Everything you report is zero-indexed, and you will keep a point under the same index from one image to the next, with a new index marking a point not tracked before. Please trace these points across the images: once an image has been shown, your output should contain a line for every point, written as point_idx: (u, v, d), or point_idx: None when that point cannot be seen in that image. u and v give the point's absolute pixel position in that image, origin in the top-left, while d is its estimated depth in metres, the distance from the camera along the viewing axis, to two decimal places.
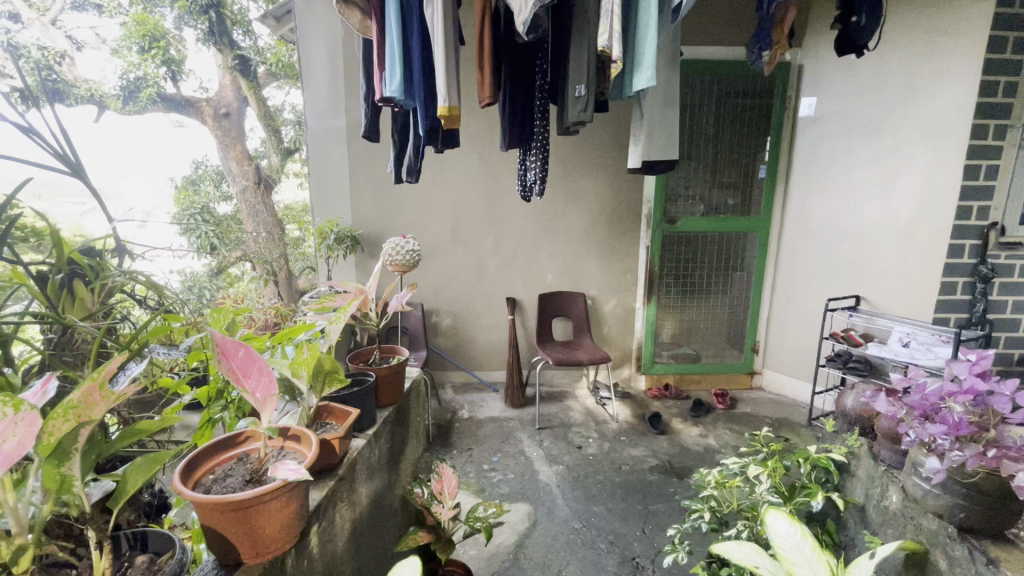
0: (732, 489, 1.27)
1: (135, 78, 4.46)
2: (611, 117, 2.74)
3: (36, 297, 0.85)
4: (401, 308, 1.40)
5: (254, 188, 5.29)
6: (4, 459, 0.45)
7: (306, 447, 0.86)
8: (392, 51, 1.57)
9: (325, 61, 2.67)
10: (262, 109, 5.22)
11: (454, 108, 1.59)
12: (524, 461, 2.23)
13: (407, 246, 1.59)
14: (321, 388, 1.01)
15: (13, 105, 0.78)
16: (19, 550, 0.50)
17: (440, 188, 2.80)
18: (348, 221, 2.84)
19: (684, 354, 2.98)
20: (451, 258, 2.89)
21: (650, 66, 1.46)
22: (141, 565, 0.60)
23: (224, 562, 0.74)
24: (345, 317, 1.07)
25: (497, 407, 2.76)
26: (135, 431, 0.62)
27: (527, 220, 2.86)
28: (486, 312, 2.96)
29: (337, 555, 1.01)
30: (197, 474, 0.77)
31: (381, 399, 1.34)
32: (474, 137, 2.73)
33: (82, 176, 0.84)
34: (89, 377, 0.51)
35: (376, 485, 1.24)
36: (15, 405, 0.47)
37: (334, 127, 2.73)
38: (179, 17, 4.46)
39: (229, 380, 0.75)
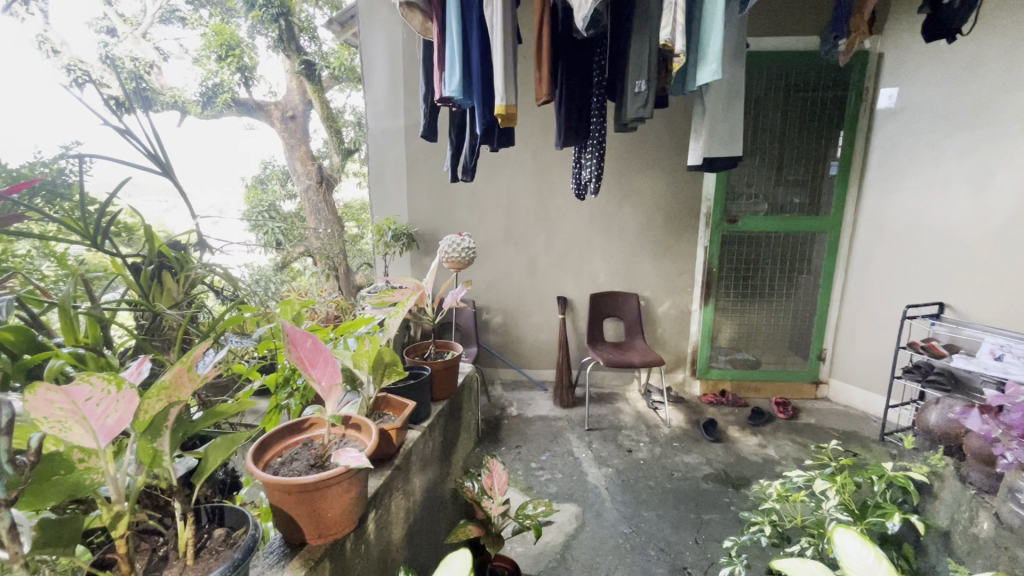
0: (795, 503, 1.21)
1: (213, 85, 4.73)
2: (670, 113, 2.66)
3: (130, 285, 0.92)
4: (456, 305, 1.42)
5: (317, 187, 5.55)
6: (108, 431, 0.50)
7: (366, 435, 0.89)
8: (452, 51, 1.58)
9: (385, 62, 2.76)
10: (326, 111, 5.39)
11: (512, 107, 1.58)
12: (572, 462, 2.21)
13: (463, 244, 1.61)
14: (381, 379, 1.04)
15: (111, 112, 0.85)
16: (117, 516, 0.54)
17: (494, 187, 2.83)
18: (404, 218, 2.93)
19: (742, 359, 2.86)
20: (503, 256, 2.92)
21: (715, 59, 1.41)
22: (219, 538, 0.64)
23: (290, 541, 0.78)
24: (403, 312, 1.11)
25: (546, 406, 2.76)
26: (215, 412, 0.67)
27: (581, 218, 2.83)
28: (537, 310, 2.96)
29: (392, 542, 1.04)
30: (267, 456, 0.81)
31: (435, 392, 1.37)
32: (528, 136, 2.73)
33: (171, 175, 0.92)
34: (179, 360, 0.55)
35: (429, 477, 1.27)
36: (119, 384, 0.49)
37: (393, 127, 2.83)
38: (252, 26, 4.70)
39: (297, 367, 0.79)
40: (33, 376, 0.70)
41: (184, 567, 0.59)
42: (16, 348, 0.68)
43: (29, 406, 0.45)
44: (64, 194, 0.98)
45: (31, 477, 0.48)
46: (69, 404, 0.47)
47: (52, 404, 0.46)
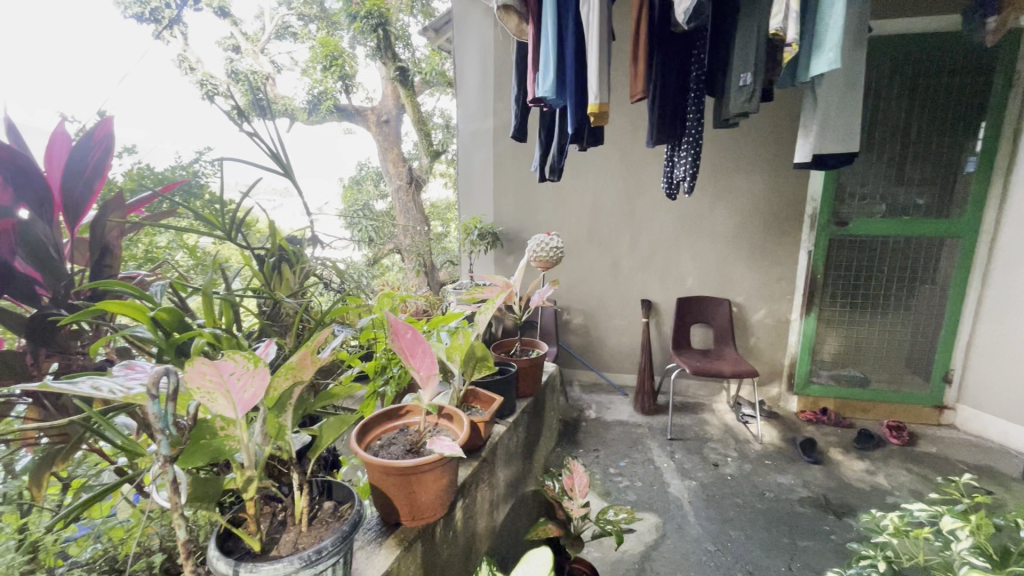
0: (917, 539, 1.07)
1: (318, 93, 5.08)
2: (773, 108, 2.48)
3: (255, 275, 1.02)
4: (542, 304, 1.43)
5: (406, 187, 5.83)
6: (246, 403, 0.57)
7: (457, 426, 0.92)
8: (548, 51, 1.59)
9: (477, 65, 2.85)
10: (417, 114, 5.50)
11: (605, 105, 1.56)
12: (653, 471, 2.14)
13: (551, 243, 1.62)
14: (472, 372, 1.08)
15: (235, 121, 0.96)
16: (248, 480, 0.60)
17: (580, 187, 2.81)
18: (490, 218, 3.00)
19: (848, 376, 2.60)
20: (586, 257, 2.89)
21: (833, 46, 1.29)
22: (328, 510, 0.69)
23: (387, 521, 0.83)
24: (493, 308, 1.14)
25: (626, 411, 2.69)
26: (330, 394, 0.73)
27: (669, 220, 2.72)
28: (619, 313, 2.90)
29: (476, 532, 1.07)
30: (368, 438, 0.87)
31: (521, 389, 1.39)
32: (617, 135, 2.69)
33: (290, 175, 1.02)
34: (305, 344, 0.60)
35: (512, 472, 1.29)
36: (258, 362, 0.55)
37: (482, 128, 2.91)
38: (353, 39, 5.03)
39: (399, 356, 0.84)
40: (181, 352, 0.81)
41: (300, 534, 0.64)
42: (169, 328, 0.78)
43: (188, 376, 0.52)
44: (196, 193, 1.14)
45: (188, 439, 0.55)
46: (218, 377, 0.53)
47: (205, 375, 0.52)
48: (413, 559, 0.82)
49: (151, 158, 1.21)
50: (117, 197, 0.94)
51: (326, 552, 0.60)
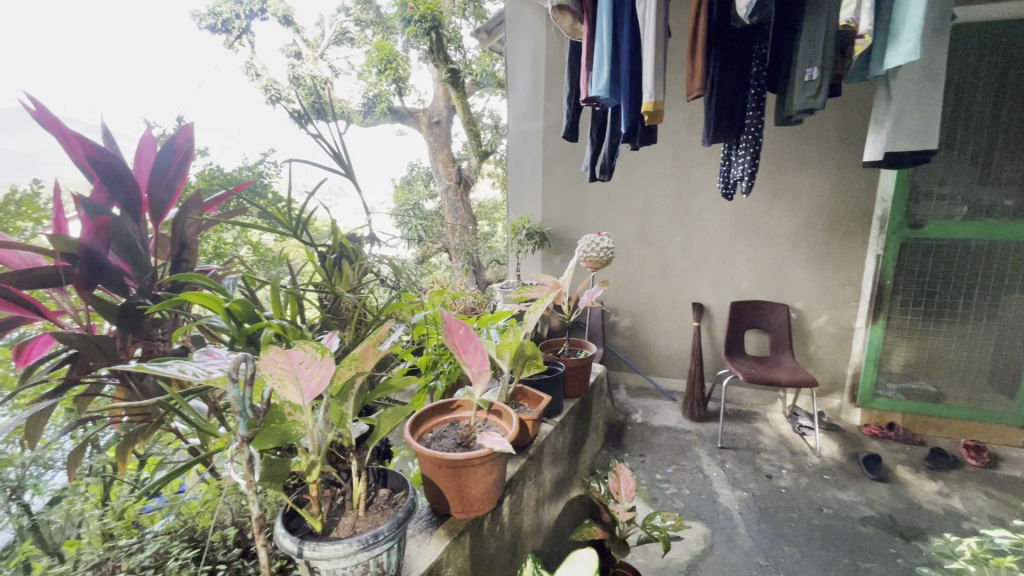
0: (999, 569, 0.99)
1: (373, 96, 5.25)
2: (840, 104, 2.35)
3: (318, 270, 1.08)
4: (591, 305, 1.42)
5: (455, 188, 5.92)
6: (312, 391, 0.60)
7: (506, 423, 0.93)
8: (602, 51, 1.57)
9: (529, 66, 2.87)
10: (467, 115, 5.59)
11: (661, 103, 1.54)
12: (702, 479, 2.08)
13: (602, 243, 1.61)
14: (521, 370, 1.09)
15: (298, 123, 1.01)
16: (312, 465, 0.64)
17: (630, 187, 2.76)
18: (538, 218, 3.01)
19: (919, 390, 2.42)
20: (636, 257, 2.84)
21: (912, 36, 1.22)
22: (384, 496, 0.72)
23: (437, 512, 0.86)
24: (542, 307, 1.15)
25: (674, 417, 2.63)
26: (387, 385, 0.76)
27: (724, 220, 2.63)
28: (669, 316, 2.83)
29: (522, 529, 1.08)
30: (420, 430, 0.90)
31: (568, 390, 1.39)
32: (671, 133, 2.63)
33: (350, 174, 1.07)
34: (367, 337, 0.64)
35: (558, 472, 1.29)
36: (324, 353, 0.58)
37: (532, 128, 2.92)
38: (407, 42, 5.14)
39: (452, 352, 0.86)
40: (251, 341, 0.87)
41: (357, 518, 0.67)
42: (241, 318, 0.83)
43: (261, 363, 0.56)
44: (260, 193, 1.22)
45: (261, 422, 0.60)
46: (289, 365, 0.57)
47: (278, 363, 0.56)
48: (461, 550, 0.84)
49: (221, 160, 1.33)
50: (194, 196, 1.02)
51: (382, 536, 0.62)
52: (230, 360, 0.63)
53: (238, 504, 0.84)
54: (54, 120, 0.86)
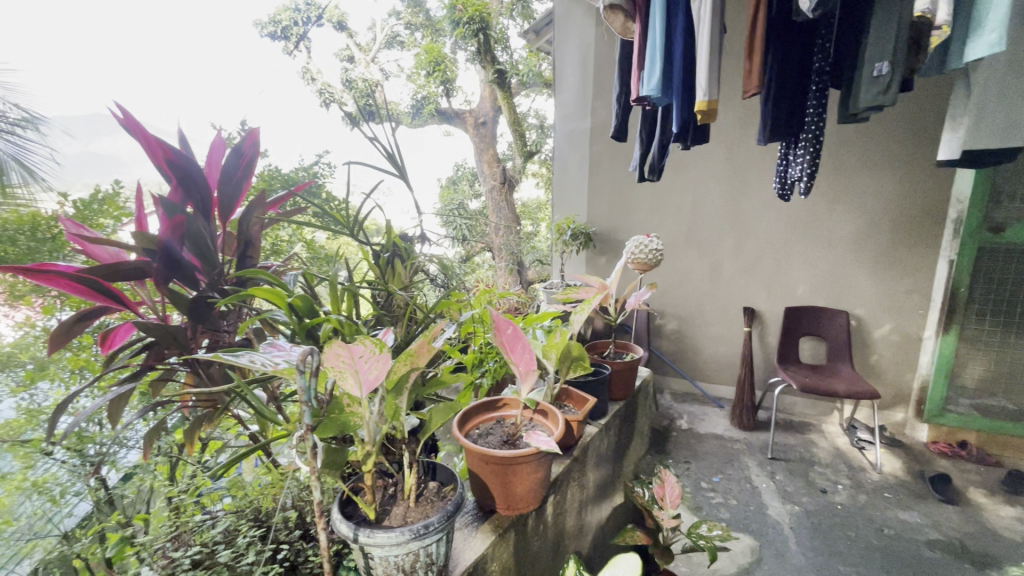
0: None
1: (421, 98, 5.37)
2: (911, 99, 2.20)
3: (372, 268, 1.12)
4: (638, 306, 1.41)
5: (500, 187, 5.95)
6: (370, 384, 0.62)
7: (552, 423, 0.94)
8: (654, 50, 1.55)
9: (577, 66, 2.86)
10: (513, 116, 5.62)
11: (715, 101, 1.50)
12: (750, 490, 2.01)
13: (651, 245, 1.58)
14: (567, 371, 1.09)
15: (354, 126, 1.07)
16: (367, 455, 0.67)
17: (679, 187, 2.70)
18: (583, 218, 3.00)
19: (997, 408, 2.22)
20: (684, 259, 2.77)
21: (997, 26, 1.14)
22: (433, 488, 0.74)
23: (483, 507, 0.88)
24: (589, 308, 1.15)
25: (721, 424, 2.55)
26: (438, 380, 0.78)
27: (779, 222, 2.53)
28: (718, 320, 2.75)
29: (566, 529, 1.09)
30: (467, 427, 0.92)
31: (613, 392, 1.39)
32: (724, 132, 2.55)
33: (403, 175, 1.11)
34: (422, 334, 0.66)
35: (602, 475, 1.29)
36: (382, 347, 0.61)
37: (579, 128, 2.91)
38: (455, 44, 5.22)
39: (500, 351, 0.88)
40: (311, 334, 0.91)
41: (408, 508, 0.70)
42: (302, 312, 0.88)
43: (325, 356, 0.59)
44: (315, 193, 1.28)
45: (326, 414, 0.63)
46: (349, 358, 0.60)
47: (340, 356, 0.60)
48: (506, 546, 0.85)
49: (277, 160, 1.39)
50: (259, 196, 1.07)
51: (432, 528, 0.64)
52: (295, 352, 0.67)
53: (300, 486, 0.86)
54: (138, 126, 0.94)
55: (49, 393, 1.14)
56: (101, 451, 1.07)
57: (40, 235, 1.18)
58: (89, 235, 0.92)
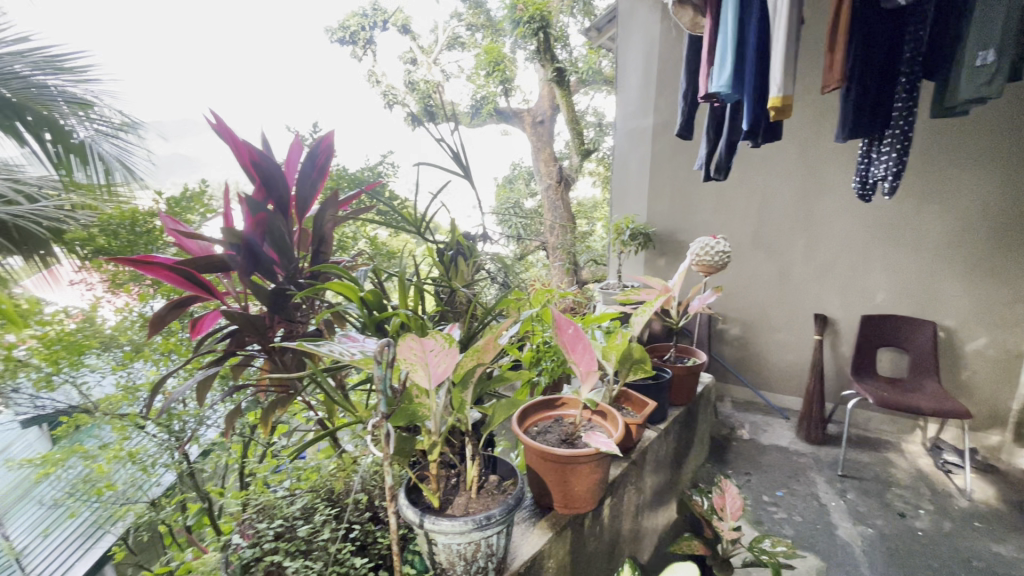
0: None
1: (481, 97, 5.44)
2: (1018, 90, 2.00)
3: (437, 265, 1.18)
4: (702, 310, 1.37)
5: (556, 186, 5.92)
6: (438, 377, 0.65)
7: (611, 425, 0.93)
8: (725, 45, 1.49)
9: (640, 62, 2.80)
10: (571, 114, 5.57)
11: (789, 97, 1.43)
12: (818, 507, 1.90)
13: (717, 247, 1.54)
14: (626, 373, 1.08)
15: (420, 127, 1.11)
16: (433, 445, 0.70)
17: (746, 186, 2.59)
18: (643, 218, 2.94)
19: None
20: (749, 262, 2.65)
21: None
22: (494, 482, 0.76)
23: (540, 503, 0.89)
24: (650, 311, 1.13)
25: (787, 436, 2.42)
26: (502, 377, 0.80)
27: (857, 224, 2.37)
28: (786, 327, 2.62)
29: (621, 533, 1.08)
30: (526, 424, 0.93)
31: (673, 396, 1.36)
32: (798, 129, 2.41)
33: (467, 175, 1.12)
34: (489, 331, 0.68)
35: (660, 480, 1.26)
36: (450, 341, 0.63)
37: (641, 126, 2.85)
38: (515, 43, 5.25)
39: (561, 350, 0.88)
40: (380, 328, 0.95)
41: (470, 499, 0.72)
42: (372, 306, 0.92)
43: (399, 348, 0.62)
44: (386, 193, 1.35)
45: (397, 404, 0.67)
46: (421, 351, 0.63)
47: (412, 349, 0.62)
48: (562, 544, 0.86)
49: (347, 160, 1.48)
50: (333, 195, 1.14)
51: (494, 519, 0.66)
52: (370, 345, 0.70)
53: (370, 470, 0.90)
54: (228, 131, 1.02)
55: (143, 371, 1.31)
56: (185, 427, 1.24)
57: (139, 228, 1.31)
58: (185, 230, 1.00)
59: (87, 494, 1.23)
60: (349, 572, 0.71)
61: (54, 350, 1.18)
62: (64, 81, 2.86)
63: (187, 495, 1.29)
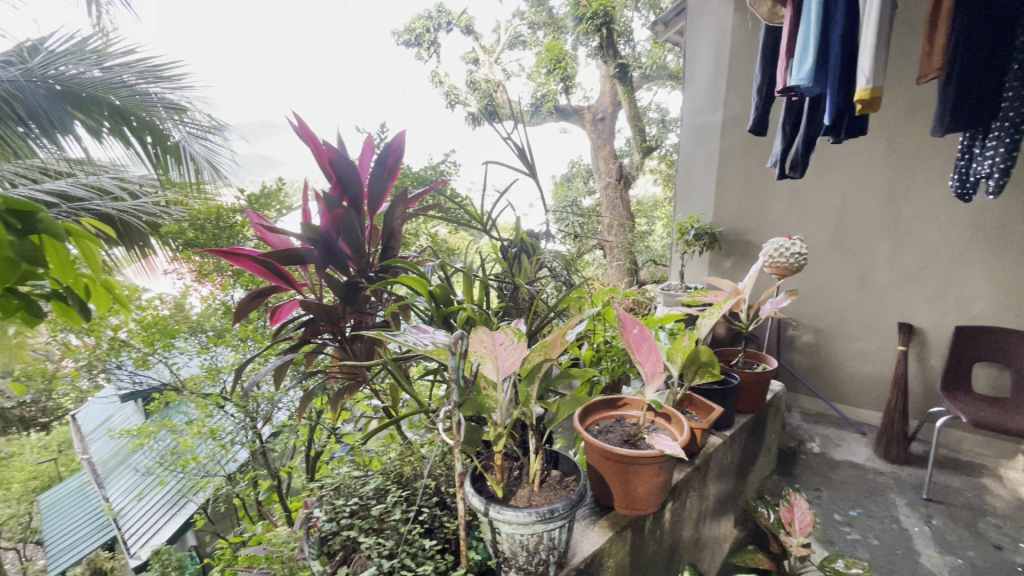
0: None
1: (541, 95, 5.42)
2: None
3: (501, 263, 1.20)
4: (774, 314, 1.31)
5: (615, 184, 5.83)
6: (506, 369, 0.66)
7: (676, 429, 0.91)
8: (808, 35, 1.42)
9: (711, 57, 2.71)
10: (633, 111, 5.49)
11: (879, 89, 1.33)
12: (898, 531, 1.76)
13: (793, 249, 1.47)
14: (693, 376, 1.06)
15: (488, 125, 1.13)
16: (498, 436, 0.72)
17: (823, 184, 2.43)
18: (708, 217, 2.84)
19: None
20: (825, 265, 2.49)
21: None
22: (556, 478, 0.77)
23: (600, 502, 0.89)
24: (718, 313, 1.10)
25: (863, 452, 2.26)
26: (568, 373, 0.80)
27: (954, 226, 2.16)
28: (865, 336, 2.44)
29: (682, 539, 1.05)
30: (588, 422, 0.93)
31: (742, 404, 1.30)
32: (886, 123, 2.24)
33: (533, 173, 1.13)
34: (557, 327, 0.69)
35: (724, 488, 1.22)
36: (518, 335, 0.64)
37: (710, 121, 2.75)
38: (577, 40, 5.19)
39: (626, 350, 0.88)
40: (446, 322, 0.98)
41: (533, 492, 0.73)
42: (439, 300, 0.95)
43: (471, 340, 0.64)
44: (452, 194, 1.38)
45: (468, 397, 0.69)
46: (491, 343, 0.65)
47: (483, 342, 0.64)
48: (622, 544, 0.86)
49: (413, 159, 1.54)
50: (402, 194, 1.18)
51: (557, 513, 0.67)
52: (440, 335, 0.73)
53: (440, 458, 0.93)
54: (308, 133, 1.10)
55: (225, 355, 1.45)
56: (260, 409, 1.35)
57: (223, 223, 1.42)
58: (268, 224, 1.07)
59: (174, 464, 1.46)
60: (418, 553, 0.73)
61: (151, 333, 1.39)
62: (163, 89, 3.09)
63: (259, 475, 1.43)
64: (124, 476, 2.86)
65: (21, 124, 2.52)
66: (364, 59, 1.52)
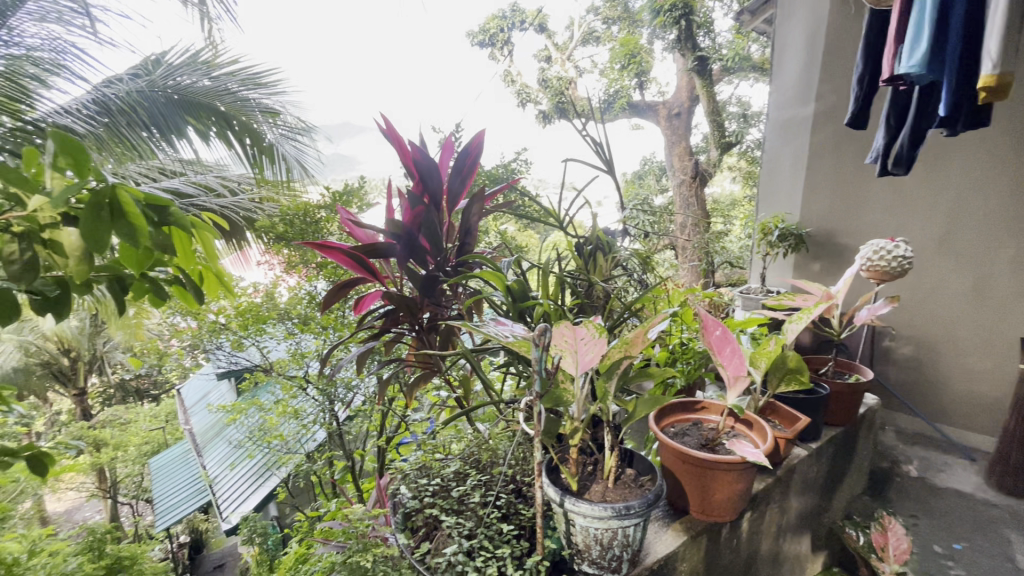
0: None
1: (614, 91, 5.30)
2: None
3: (575, 260, 1.21)
4: (872, 321, 1.21)
5: (690, 181, 5.62)
6: (588, 365, 0.68)
7: (759, 436, 0.87)
8: (923, 19, 1.30)
9: (805, 46, 2.58)
10: (711, 105, 5.30)
11: (1008, 74, 1.20)
12: (1013, 571, 1.57)
13: (896, 251, 1.35)
14: (778, 384, 1.01)
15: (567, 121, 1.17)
16: (574, 430, 0.73)
17: (934, 182, 2.20)
18: (794, 217, 2.68)
19: None
20: (932, 271, 2.26)
21: None
22: (631, 475, 0.77)
23: (674, 504, 0.87)
24: (808, 317, 1.03)
25: (972, 480, 2.03)
26: (647, 373, 0.80)
27: None
28: (979, 350, 2.19)
29: (760, 552, 1.01)
30: (663, 423, 0.92)
31: (831, 416, 1.23)
32: (1014, 113, 1.99)
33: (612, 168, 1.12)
34: (638, 324, 0.70)
35: (807, 504, 1.15)
36: (599, 329, 0.66)
37: (799, 115, 2.60)
38: (653, 33, 5.06)
39: (708, 352, 0.85)
40: (522, 315, 1.00)
41: (608, 488, 0.73)
42: (516, 295, 0.98)
43: (554, 332, 0.67)
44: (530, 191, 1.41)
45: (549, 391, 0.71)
46: (573, 335, 0.67)
47: (565, 335, 0.67)
48: (696, 549, 0.84)
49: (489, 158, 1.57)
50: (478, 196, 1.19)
51: (633, 510, 0.67)
52: (519, 328, 0.75)
53: (514, 449, 0.96)
54: (394, 134, 1.16)
55: (310, 341, 1.55)
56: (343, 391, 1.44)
57: (309, 219, 1.53)
58: (356, 221, 1.15)
59: (262, 439, 1.62)
60: (496, 535, 0.76)
61: (246, 319, 1.53)
62: (260, 94, 3.39)
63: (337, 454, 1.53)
64: (219, 447, 3.20)
65: (144, 129, 2.77)
66: (446, 62, 1.58)
